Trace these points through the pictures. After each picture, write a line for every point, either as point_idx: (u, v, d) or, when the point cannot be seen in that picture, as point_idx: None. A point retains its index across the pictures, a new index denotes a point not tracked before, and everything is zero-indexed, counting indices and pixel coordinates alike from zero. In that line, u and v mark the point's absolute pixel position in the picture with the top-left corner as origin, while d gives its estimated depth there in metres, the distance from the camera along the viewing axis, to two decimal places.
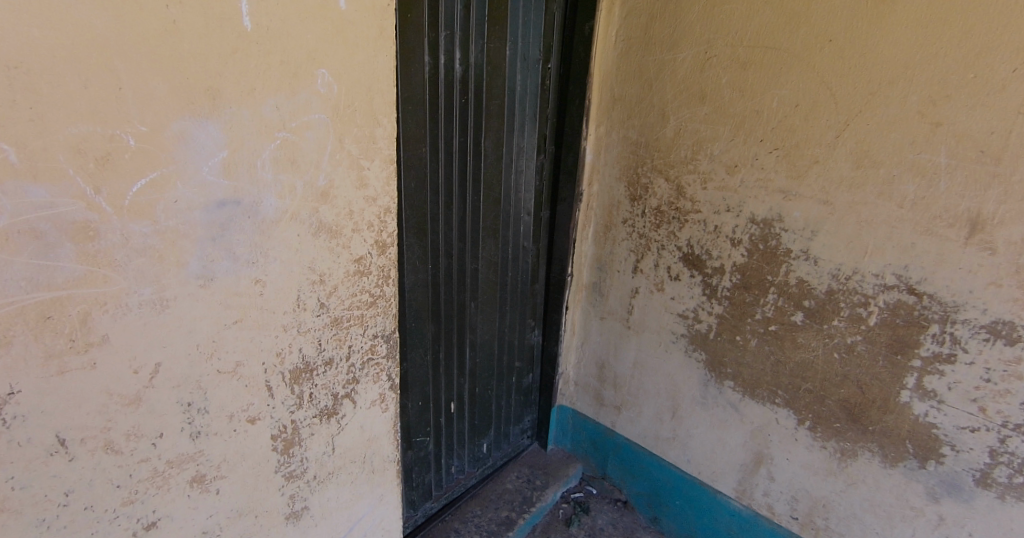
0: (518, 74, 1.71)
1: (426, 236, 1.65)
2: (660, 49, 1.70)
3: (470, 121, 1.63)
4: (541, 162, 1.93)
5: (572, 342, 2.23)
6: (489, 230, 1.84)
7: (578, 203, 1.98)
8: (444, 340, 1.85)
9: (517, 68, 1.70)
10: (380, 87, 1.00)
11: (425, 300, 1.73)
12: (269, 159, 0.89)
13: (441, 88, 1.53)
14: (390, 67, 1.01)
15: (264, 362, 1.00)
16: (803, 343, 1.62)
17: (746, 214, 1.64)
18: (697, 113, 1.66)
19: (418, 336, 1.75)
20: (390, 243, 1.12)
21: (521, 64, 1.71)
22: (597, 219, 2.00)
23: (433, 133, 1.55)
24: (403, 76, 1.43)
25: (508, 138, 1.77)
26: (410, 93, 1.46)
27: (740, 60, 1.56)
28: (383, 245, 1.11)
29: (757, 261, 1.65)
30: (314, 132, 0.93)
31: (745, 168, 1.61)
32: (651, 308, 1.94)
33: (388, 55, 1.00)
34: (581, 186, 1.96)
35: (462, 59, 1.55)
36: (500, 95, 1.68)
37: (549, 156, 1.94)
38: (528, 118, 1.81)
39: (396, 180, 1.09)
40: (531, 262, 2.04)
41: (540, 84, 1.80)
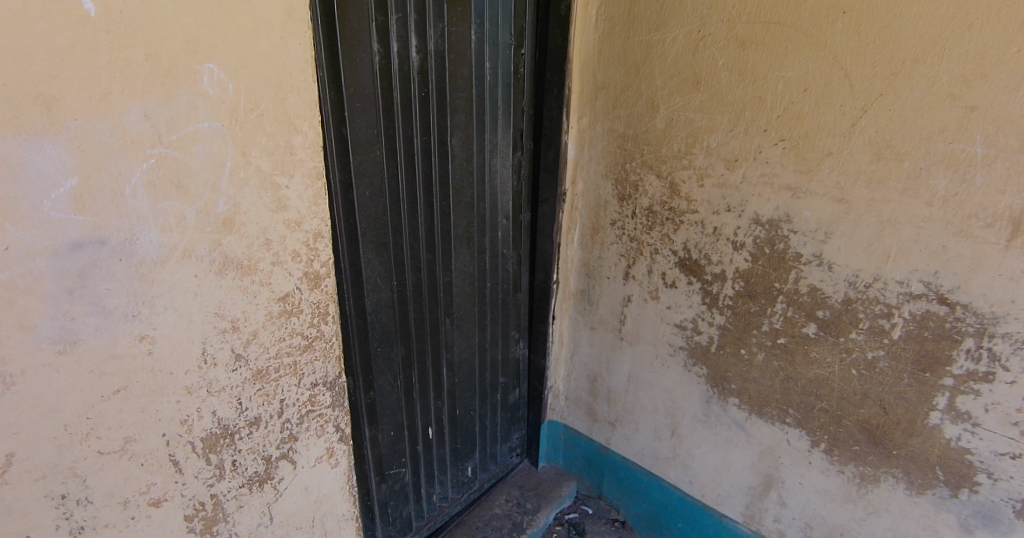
0: (487, 61, 1.50)
1: (387, 251, 1.45)
2: (647, 28, 1.49)
3: (433, 117, 1.43)
4: (519, 160, 1.71)
5: (560, 354, 2.04)
6: (462, 238, 1.64)
7: (561, 204, 1.77)
8: (417, 362, 1.66)
9: (485, 54, 1.49)
10: (296, 84, 0.80)
11: (392, 322, 1.53)
12: (141, 186, 0.69)
13: (394, 81, 1.32)
14: (306, 59, 0.80)
15: (165, 433, 0.81)
16: (817, 358, 1.44)
17: (749, 215, 1.45)
18: (691, 101, 1.46)
19: (386, 362, 1.55)
20: (324, 274, 0.92)
21: (489, 49, 1.50)
22: (584, 221, 1.80)
23: (389, 133, 1.35)
24: (346, 69, 1.22)
25: (480, 135, 1.56)
26: (356, 88, 1.25)
27: (739, 39, 1.35)
28: (315, 278, 0.91)
29: (763, 267, 1.46)
30: (207, 145, 0.73)
31: (746, 162, 1.42)
32: (646, 318, 1.74)
33: (301, 44, 0.79)
34: (564, 185, 1.75)
35: (419, 46, 1.35)
36: (466, 87, 1.47)
37: (528, 153, 1.73)
38: (501, 111, 1.59)
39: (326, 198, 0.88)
40: (512, 270, 1.84)
41: (514, 71, 1.59)
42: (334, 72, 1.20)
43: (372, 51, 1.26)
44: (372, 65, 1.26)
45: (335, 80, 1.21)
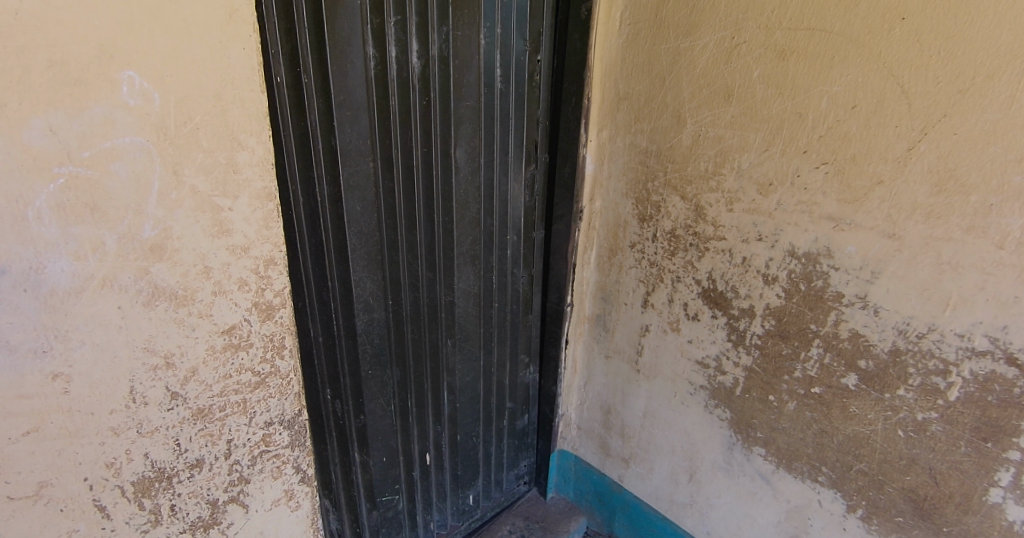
0: (498, 68, 1.39)
1: (382, 268, 1.36)
2: (675, 34, 1.34)
3: (436, 127, 1.33)
4: (533, 174, 1.60)
5: (574, 382, 1.90)
6: (467, 256, 1.53)
7: (578, 222, 1.64)
8: (415, 385, 1.56)
9: (496, 61, 1.38)
10: (240, 95, 0.82)
11: (388, 343, 1.44)
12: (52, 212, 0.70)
13: (391, 90, 1.23)
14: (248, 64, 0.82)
15: (88, 477, 0.79)
16: (857, 414, 1.26)
17: (783, 246, 1.28)
18: (721, 116, 1.30)
19: (379, 386, 1.46)
20: (278, 305, 0.90)
21: (500, 55, 1.39)
22: (603, 241, 1.66)
23: (384, 144, 1.26)
24: (336, 75, 1.14)
25: (489, 147, 1.45)
26: (348, 96, 1.17)
27: (777, 48, 1.19)
28: (268, 309, 0.89)
29: (797, 305, 1.29)
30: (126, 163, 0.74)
31: (782, 187, 1.25)
32: (665, 351, 1.59)
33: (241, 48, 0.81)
34: (581, 202, 1.62)
35: (421, 51, 1.25)
36: (473, 95, 1.37)
37: (543, 166, 1.61)
38: (512, 121, 1.48)
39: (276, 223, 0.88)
40: (523, 291, 1.72)
41: (528, 79, 1.47)
42: (323, 79, 1.13)
43: (365, 58, 1.18)
44: (365, 72, 1.18)
45: (323, 87, 1.13)
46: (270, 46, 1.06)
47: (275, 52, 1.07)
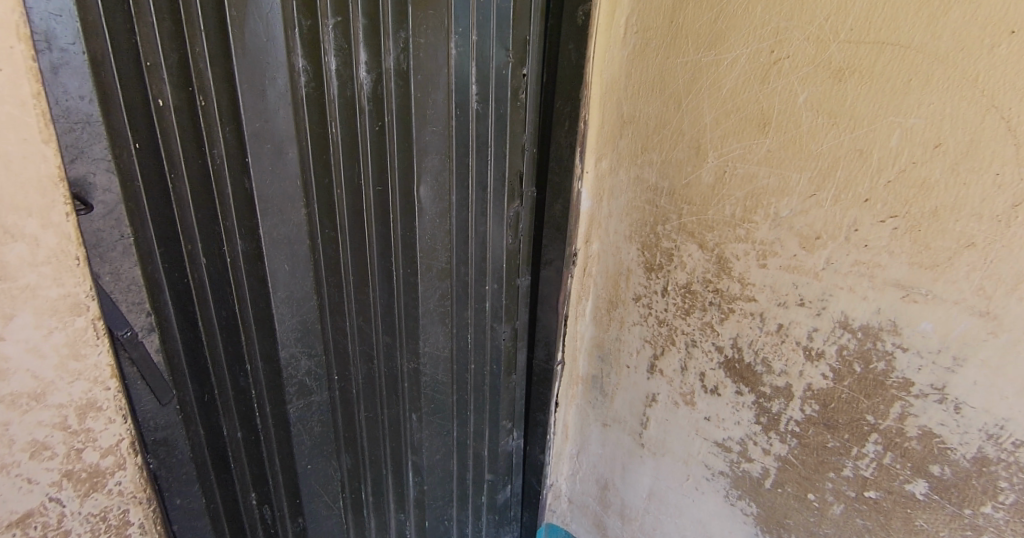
0: (472, 82, 1.10)
1: (320, 338, 1.07)
2: (695, 44, 1.05)
3: (392, 160, 1.03)
4: (515, 212, 1.29)
5: (564, 449, 1.60)
6: (435, 313, 1.21)
7: (571, 268, 1.35)
8: (371, 472, 1.27)
9: (471, 74, 1.09)
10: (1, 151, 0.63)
11: (332, 426, 1.15)
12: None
13: (330, 114, 0.95)
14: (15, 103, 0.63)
15: None
16: (924, 529, 1.00)
17: (833, 316, 1.01)
18: (754, 149, 1.02)
19: (322, 481, 1.15)
20: (105, 464, 0.77)
21: (476, 67, 1.09)
22: (600, 291, 1.36)
23: (321, 184, 0.98)
24: (249, 96, 0.83)
25: (462, 182, 1.15)
26: (267, 123, 0.86)
27: (833, 65, 0.91)
28: (92, 472, 0.76)
29: (849, 391, 1.02)
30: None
31: (833, 242, 0.98)
32: (675, 427, 1.30)
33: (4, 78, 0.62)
34: (574, 244, 1.32)
35: (370, 64, 0.96)
36: (440, 119, 1.07)
37: (528, 200, 1.31)
38: (492, 149, 1.18)
39: (94, 350, 0.73)
40: (505, 348, 1.41)
41: (512, 96, 1.18)
42: (230, 102, 0.82)
43: (292, 72, 0.88)
44: (291, 91, 0.88)
45: (231, 113, 0.83)
46: (147, 56, 0.77)
47: (156, 64, 0.78)
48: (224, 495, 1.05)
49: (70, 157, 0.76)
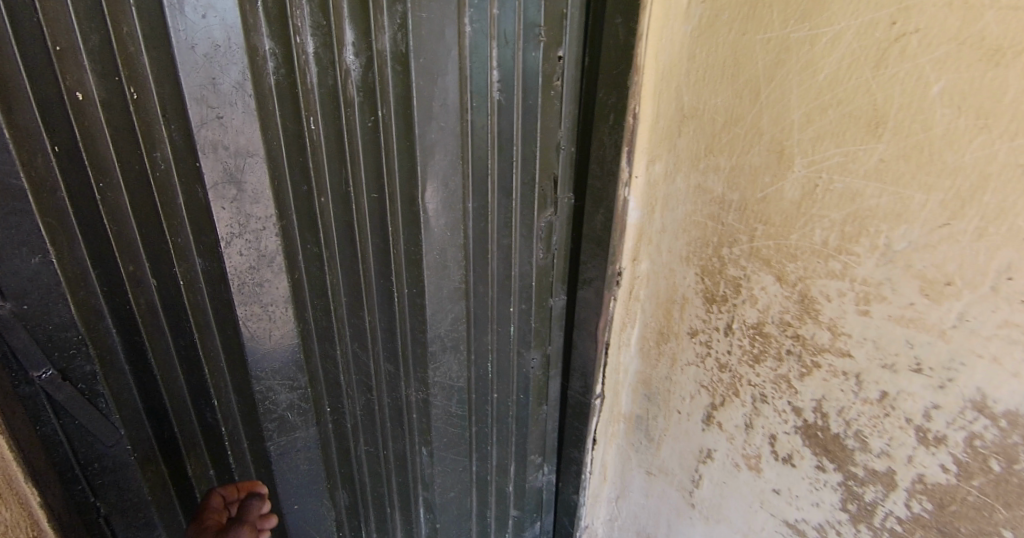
0: (491, 68, 0.90)
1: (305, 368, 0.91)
2: (783, 14, 0.78)
3: (389, 163, 0.86)
4: (542, 225, 1.07)
5: (602, 491, 1.32)
6: (445, 337, 1.01)
7: (614, 288, 1.11)
8: (372, 512, 1.11)
9: (490, 59, 0.89)
10: None
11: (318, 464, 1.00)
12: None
13: (305, 107, 0.79)
14: None
15: None
16: None
17: (963, 392, 0.73)
18: (859, 158, 0.75)
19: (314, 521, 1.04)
20: None
21: (498, 52, 0.90)
22: (651, 319, 1.11)
23: (298, 192, 0.83)
24: (195, 90, 0.68)
25: (479, 187, 0.96)
26: (223, 122, 0.71)
27: (990, 41, 0.63)
28: None
29: (980, 494, 0.74)
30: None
31: (972, 292, 0.70)
32: (733, 493, 1.05)
33: None
34: (617, 263, 1.09)
35: (358, 47, 0.80)
36: (450, 113, 0.87)
37: (564, 208, 1.09)
38: (518, 147, 0.98)
39: None
40: (534, 378, 1.19)
41: (547, 86, 0.96)
42: (174, 94, 0.68)
43: (255, 58, 0.72)
44: (252, 81, 0.72)
45: (176, 108, 0.68)
46: (56, 40, 0.61)
47: (70, 50, 0.62)
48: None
49: None
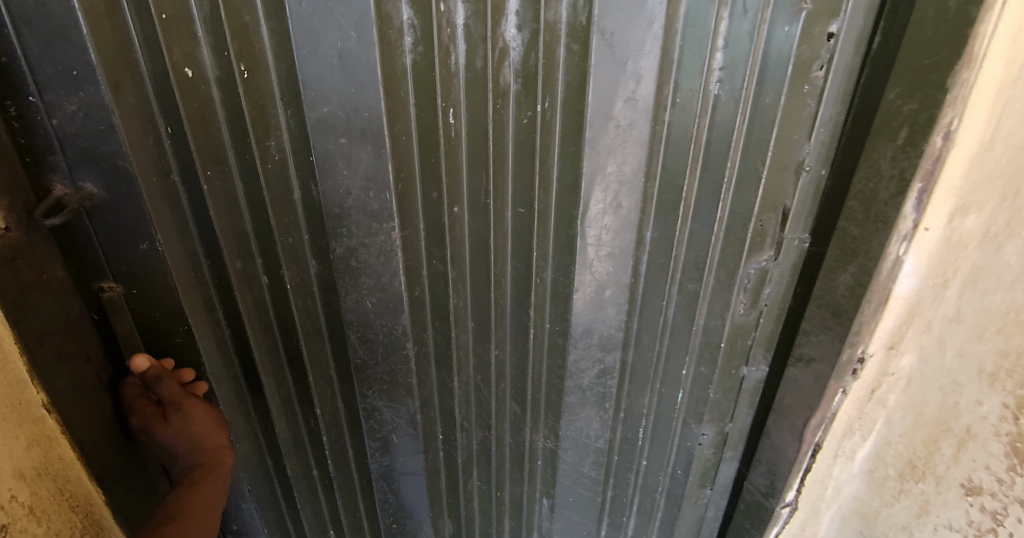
0: (720, 48, 0.63)
1: (417, 394, 0.76)
2: None
3: (549, 172, 0.66)
4: (749, 275, 0.76)
5: None
6: (591, 388, 0.81)
7: (847, 378, 0.75)
8: None
9: (712, 34, 0.62)
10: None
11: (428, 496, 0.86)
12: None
13: (444, 96, 0.60)
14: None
15: None
16: None
17: None
18: None
19: None
20: None
21: (728, 26, 0.62)
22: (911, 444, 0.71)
23: (427, 200, 0.65)
24: (312, 69, 0.55)
25: (669, 212, 0.70)
26: (339, 109, 0.57)
27: None
28: None
29: None
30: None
31: None
32: None
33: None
34: (861, 345, 0.72)
35: (527, 18, 0.58)
36: (643, 112, 0.63)
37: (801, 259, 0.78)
38: (732, 161, 0.69)
39: None
40: (701, 457, 0.92)
41: (806, 77, 0.65)
42: (288, 75, 0.55)
43: (386, 30, 0.55)
44: (382, 61, 0.55)
45: (292, 91, 0.56)
46: (161, 6, 0.50)
47: (178, 17, 0.52)
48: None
49: (82, 155, 0.53)
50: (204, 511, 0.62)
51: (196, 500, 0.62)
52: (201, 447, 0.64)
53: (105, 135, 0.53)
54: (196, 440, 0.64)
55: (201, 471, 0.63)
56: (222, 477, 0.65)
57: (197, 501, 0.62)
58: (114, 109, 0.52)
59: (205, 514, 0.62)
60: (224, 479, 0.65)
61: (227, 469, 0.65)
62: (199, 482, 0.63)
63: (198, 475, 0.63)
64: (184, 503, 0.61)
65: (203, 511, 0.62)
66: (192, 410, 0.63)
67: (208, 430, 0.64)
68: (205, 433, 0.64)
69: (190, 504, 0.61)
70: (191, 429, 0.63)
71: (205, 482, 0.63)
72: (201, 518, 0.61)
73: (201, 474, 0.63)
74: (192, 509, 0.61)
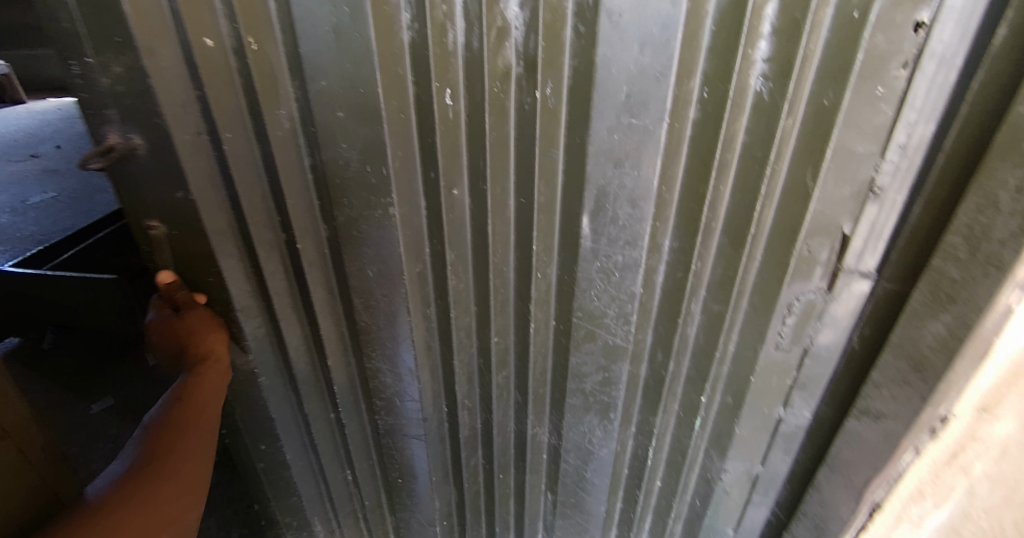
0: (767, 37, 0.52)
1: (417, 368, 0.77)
2: None
3: (553, 165, 0.61)
4: (790, 311, 0.66)
5: None
6: (596, 396, 0.76)
7: (923, 437, 0.62)
8: (483, 527, 0.98)
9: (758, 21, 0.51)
10: None
11: (429, 467, 0.88)
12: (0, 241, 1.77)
13: (441, 76, 0.58)
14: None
15: None
16: None
17: None
18: None
19: (423, 515, 0.94)
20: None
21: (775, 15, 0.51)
22: (997, 524, 0.69)
23: (426, 180, 0.64)
24: (315, 44, 0.56)
25: (688, 221, 0.62)
26: (336, 83, 0.58)
27: None
28: None
29: None
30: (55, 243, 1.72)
31: None
32: None
33: (68, 21, 0.57)
34: (948, 404, 0.59)
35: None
36: (658, 113, 0.55)
37: (874, 297, 0.64)
38: (773, 170, 0.58)
39: None
40: (724, 494, 0.83)
41: (885, 79, 0.52)
42: (295, 48, 0.57)
43: (382, 6, 0.54)
44: (378, 36, 0.55)
45: (297, 64, 0.58)
46: None
47: None
48: (307, 485, 0.91)
49: (127, 110, 0.61)
50: (204, 396, 0.68)
51: (195, 387, 0.67)
52: (199, 344, 0.69)
53: (143, 96, 0.59)
54: (195, 338, 0.69)
55: (196, 365, 0.68)
56: (221, 367, 0.70)
57: (198, 389, 0.68)
58: (148, 74, 0.57)
59: (207, 399, 0.69)
60: (222, 370, 0.70)
61: (224, 363, 0.70)
62: (198, 373, 0.68)
63: (195, 368, 0.68)
64: (187, 391, 0.67)
65: (206, 399, 0.68)
66: (194, 313, 0.70)
67: (206, 330, 0.70)
68: (203, 332, 0.70)
69: (193, 392, 0.67)
70: (189, 328, 0.69)
71: (205, 373, 0.68)
72: (203, 402, 0.68)
73: (199, 367, 0.68)
74: (194, 395, 0.67)
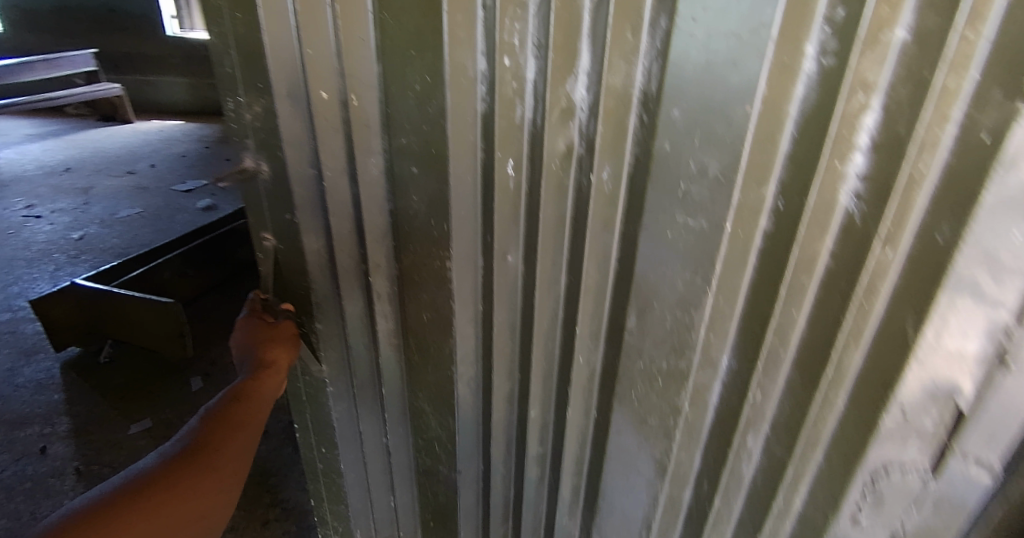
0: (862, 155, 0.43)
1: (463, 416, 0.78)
2: None
3: (605, 251, 0.58)
4: (873, 485, 0.51)
5: None
6: (631, 505, 0.68)
7: None
8: None
9: (850, 134, 0.42)
10: None
11: (463, 517, 0.88)
12: (79, 287, 2.34)
13: (506, 148, 0.58)
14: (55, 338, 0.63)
15: None
16: None
17: None
18: None
19: None
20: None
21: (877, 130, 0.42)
22: None
23: (484, 243, 0.65)
24: (403, 105, 0.61)
25: (748, 343, 0.54)
26: (416, 141, 0.63)
27: None
28: None
29: None
30: (121, 299, 2.29)
31: None
32: None
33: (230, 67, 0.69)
34: None
35: (596, 81, 0.51)
36: (718, 210, 0.49)
37: (1004, 496, 0.48)
38: (860, 309, 0.47)
39: None
40: None
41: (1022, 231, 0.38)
42: (387, 107, 0.63)
43: (460, 78, 0.57)
44: (454, 103, 0.58)
45: (388, 121, 0.63)
46: (308, 43, 0.61)
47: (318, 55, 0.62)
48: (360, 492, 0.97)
49: (261, 141, 0.72)
50: (260, 398, 0.76)
51: (256, 389, 0.75)
52: (270, 352, 0.80)
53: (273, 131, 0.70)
54: (270, 345, 0.80)
55: (259, 369, 0.77)
56: (280, 378, 0.79)
57: (258, 389, 0.76)
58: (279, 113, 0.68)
59: (261, 401, 0.76)
60: (279, 382, 0.79)
61: (282, 377, 0.80)
62: (262, 377, 0.77)
63: (261, 371, 0.77)
64: (250, 388, 0.75)
65: (261, 400, 0.76)
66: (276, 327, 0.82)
67: (280, 342, 0.81)
68: (277, 343, 0.81)
69: (254, 390, 0.75)
70: (268, 336, 0.81)
71: (268, 377, 0.77)
72: (258, 401, 0.75)
73: (265, 372, 0.77)
74: (255, 393, 0.75)
